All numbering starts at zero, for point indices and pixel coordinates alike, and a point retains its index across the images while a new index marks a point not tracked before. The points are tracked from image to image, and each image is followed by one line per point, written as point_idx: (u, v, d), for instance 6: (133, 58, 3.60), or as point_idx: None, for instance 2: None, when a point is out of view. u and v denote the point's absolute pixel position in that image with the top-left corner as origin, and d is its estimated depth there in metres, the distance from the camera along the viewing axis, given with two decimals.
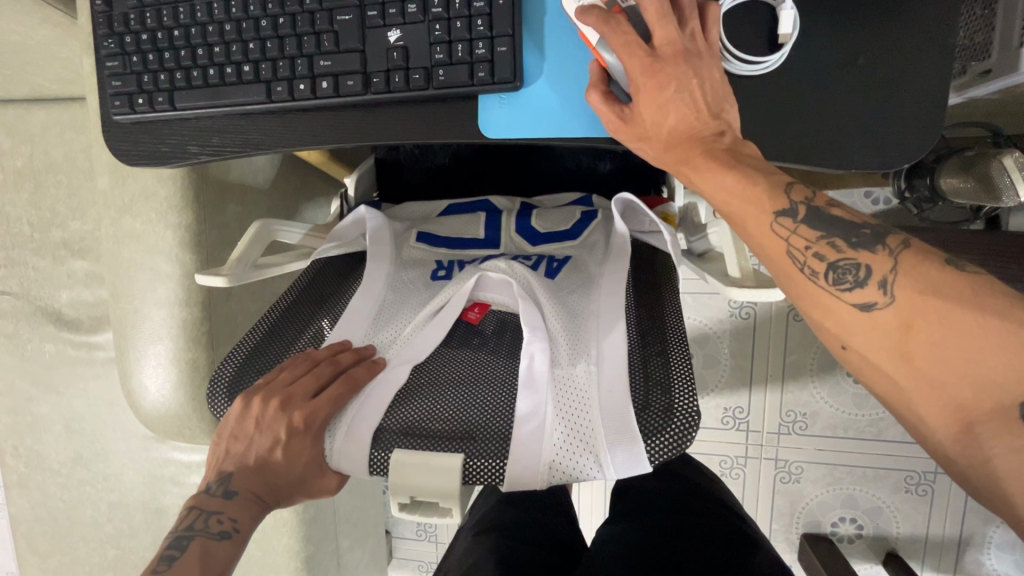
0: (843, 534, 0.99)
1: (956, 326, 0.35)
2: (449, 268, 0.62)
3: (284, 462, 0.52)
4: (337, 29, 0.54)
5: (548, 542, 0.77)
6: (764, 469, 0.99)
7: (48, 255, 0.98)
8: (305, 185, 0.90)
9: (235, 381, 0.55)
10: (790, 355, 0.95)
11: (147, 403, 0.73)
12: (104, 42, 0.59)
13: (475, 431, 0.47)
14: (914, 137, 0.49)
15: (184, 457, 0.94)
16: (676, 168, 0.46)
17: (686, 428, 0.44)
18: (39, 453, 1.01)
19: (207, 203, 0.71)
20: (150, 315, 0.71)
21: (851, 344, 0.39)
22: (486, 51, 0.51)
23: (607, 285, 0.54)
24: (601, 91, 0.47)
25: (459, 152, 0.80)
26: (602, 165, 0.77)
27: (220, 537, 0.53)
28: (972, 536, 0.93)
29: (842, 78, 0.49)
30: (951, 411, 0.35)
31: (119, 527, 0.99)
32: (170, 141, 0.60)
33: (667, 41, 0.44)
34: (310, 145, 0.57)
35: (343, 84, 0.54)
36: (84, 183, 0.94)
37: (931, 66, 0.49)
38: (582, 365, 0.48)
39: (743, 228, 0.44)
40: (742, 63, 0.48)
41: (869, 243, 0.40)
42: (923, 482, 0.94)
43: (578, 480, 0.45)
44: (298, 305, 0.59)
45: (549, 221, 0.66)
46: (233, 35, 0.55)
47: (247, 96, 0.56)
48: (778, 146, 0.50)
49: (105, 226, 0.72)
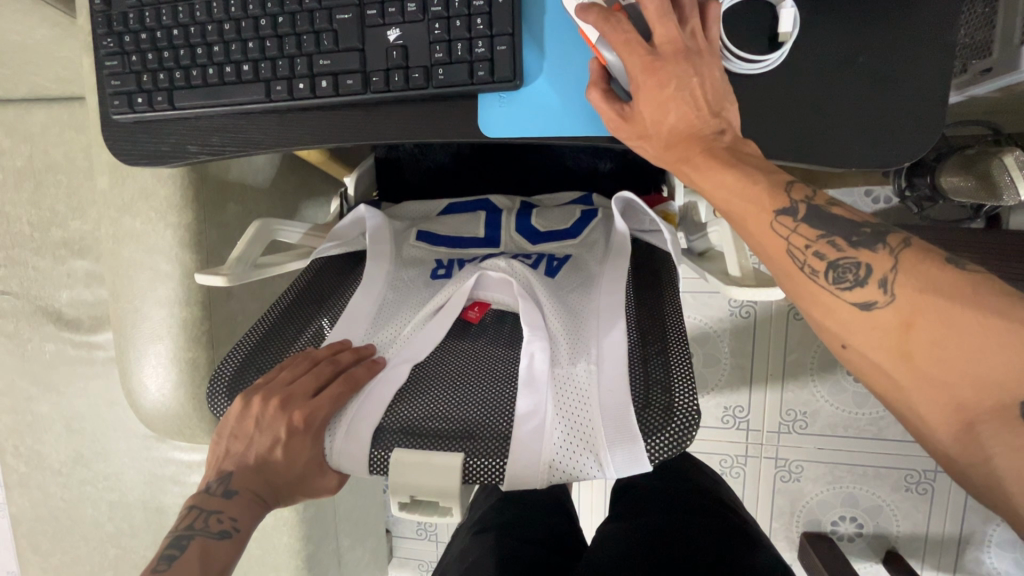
0: (843, 533, 0.99)
1: (957, 325, 0.35)
2: (449, 268, 0.62)
3: (284, 461, 0.52)
4: (336, 28, 0.54)
5: (547, 541, 0.77)
6: (764, 468, 0.99)
7: (48, 255, 0.98)
8: (305, 185, 0.90)
9: (235, 381, 0.55)
10: (790, 354, 0.95)
11: (147, 403, 0.73)
12: (104, 41, 0.59)
13: (475, 430, 0.47)
14: (914, 136, 0.49)
15: (184, 457, 0.94)
16: (676, 167, 0.45)
17: (686, 427, 0.44)
18: (39, 452, 1.01)
19: (207, 203, 0.71)
20: (150, 314, 0.71)
21: (851, 343, 0.39)
22: (486, 50, 0.51)
23: (607, 284, 0.54)
24: (601, 90, 0.47)
25: (459, 151, 0.80)
26: (602, 164, 0.77)
27: (220, 536, 0.53)
28: (972, 535, 0.93)
29: (842, 77, 0.49)
30: (951, 410, 0.35)
31: (120, 527, 0.99)
32: (170, 140, 0.60)
33: (668, 39, 0.44)
34: (310, 144, 0.57)
35: (342, 83, 0.54)
36: (83, 182, 0.94)
37: (932, 64, 0.48)
38: (582, 364, 0.48)
39: (743, 227, 0.44)
40: (742, 62, 0.48)
41: (869, 241, 0.40)
42: (923, 481, 0.94)
43: (578, 479, 0.45)
44: (298, 304, 0.59)
45: (549, 221, 0.66)
46: (233, 34, 0.55)
47: (246, 95, 0.56)
48: (778, 145, 0.50)
49: (105, 226, 0.72)
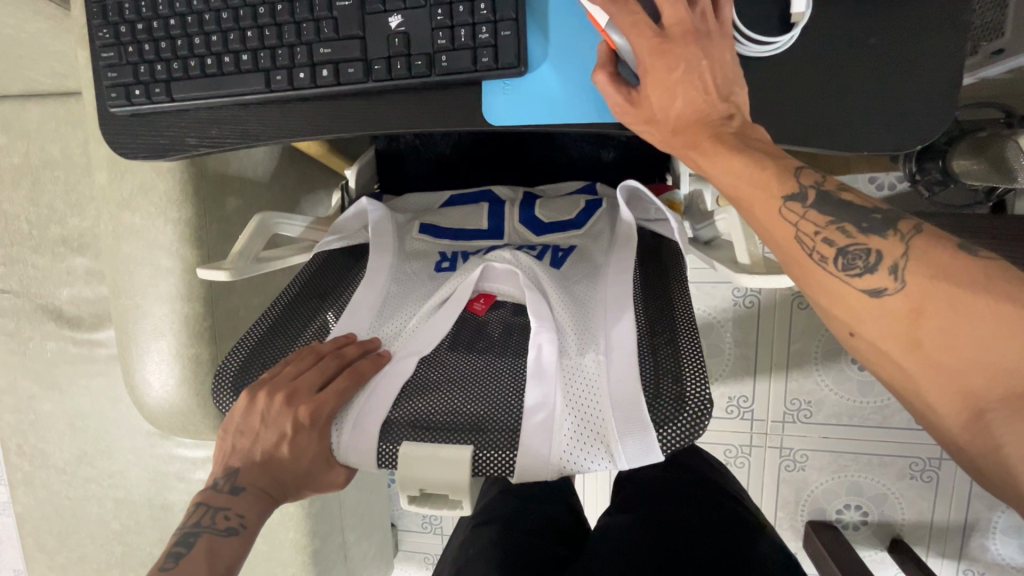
0: (848, 521, 0.99)
1: (965, 312, 0.34)
2: (453, 260, 0.60)
3: (290, 457, 0.51)
4: (336, 15, 0.53)
5: (551, 533, 0.77)
6: (769, 457, 0.98)
7: (47, 253, 0.97)
8: (305, 178, 0.89)
9: (239, 376, 0.54)
10: (795, 342, 0.94)
11: (150, 399, 0.73)
12: (99, 32, 0.58)
13: (485, 423, 0.46)
14: (928, 117, 0.48)
15: (189, 453, 0.94)
16: (682, 153, 0.45)
17: (698, 418, 0.44)
18: (43, 451, 1.01)
19: (206, 197, 0.70)
20: (151, 310, 0.70)
21: (859, 330, 0.39)
22: (490, 35, 0.50)
23: (615, 274, 0.53)
24: (608, 73, 0.46)
25: (460, 141, 0.80)
26: (605, 153, 0.77)
27: (227, 533, 0.52)
28: (977, 522, 0.93)
29: (852, 60, 0.49)
30: (962, 398, 0.34)
31: (126, 524, 0.99)
32: (168, 133, 0.59)
33: (676, 21, 0.43)
34: (309, 135, 0.56)
35: (343, 72, 0.53)
36: (82, 178, 0.93)
37: (943, 44, 0.48)
38: (590, 355, 0.48)
39: (751, 212, 0.43)
40: (754, 45, 0.47)
41: (880, 227, 0.39)
42: (928, 468, 0.93)
43: (589, 472, 0.45)
44: (301, 299, 0.58)
45: (551, 211, 0.65)
46: (231, 23, 0.54)
47: (245, 86, 0.55)
48: (788, 130, 0.49)
49: (105, 222, 0.71)
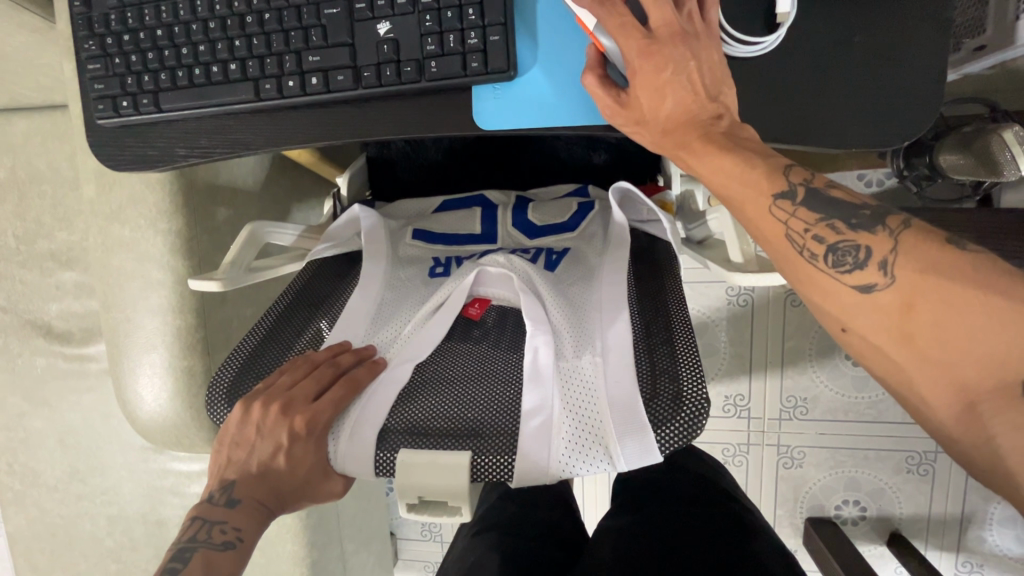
0: (846, 517, 0.99)
1: (956, 304, 0.35)
2: (447, 265, 0.60)
3: (288, 467, 0.51)
4: (324, 23, 0.53)
5: (551, 538, 0.76)
6: (767, 455, 0.99)
7: (35, 267, 0.96)
8: (296, 187, 0.89)
9: (234, 387, 0.54)
10: (789, 340, 0.95)
11: (143, 413, 0.72)
12: (85, 44, 0.57)
13: (483, 428, 0.46)
14: (914, 112, 0.48)
15: (184, 467, 0.93)
16: (673, 153, 0.45)
17: (696, 417, 0.44)
18: (35, 470, 0.99)
19: (196, 208, 0.70)
20: (143, 323, 0.70)
21: (852, 326, 0.39)
22: (478, 40, 0.50)
23: (609, 275, 0.53)
24: (597, 75, 0.46)
25: (451, 146, 0.80)
26: (597, 156, 0.77)
27: (224, 547, 0.52)
28: (974, 514, 0.94)
29: (838, 58, 0.49)
30: (954, 391, 0.35)
31: (120, 541, 0.98)
32: (157, 144, 0.59)
33: (663, 24, 0.44)
34: (299, 144, 0.56)
35: (333, 80, 0.53)
36: (70, 192, 0.92)
37: (927, 41, 0.48)
38: (586, 357, 0.48)
39: (741, 212, 0.43)
40: (742, 46, 0.47)
41: (869, 223, 0.39)
42: (924, 462, 0.94)
43: (589, 474, 0.45)
44: (295, 307, 0.58)
45: (544, 215, 0.66)
46: (218, 33, 0.54)
47: (233, 96, 0.55)
48: (778, 128, 0.50)
49: (94, 235, 0.71)
